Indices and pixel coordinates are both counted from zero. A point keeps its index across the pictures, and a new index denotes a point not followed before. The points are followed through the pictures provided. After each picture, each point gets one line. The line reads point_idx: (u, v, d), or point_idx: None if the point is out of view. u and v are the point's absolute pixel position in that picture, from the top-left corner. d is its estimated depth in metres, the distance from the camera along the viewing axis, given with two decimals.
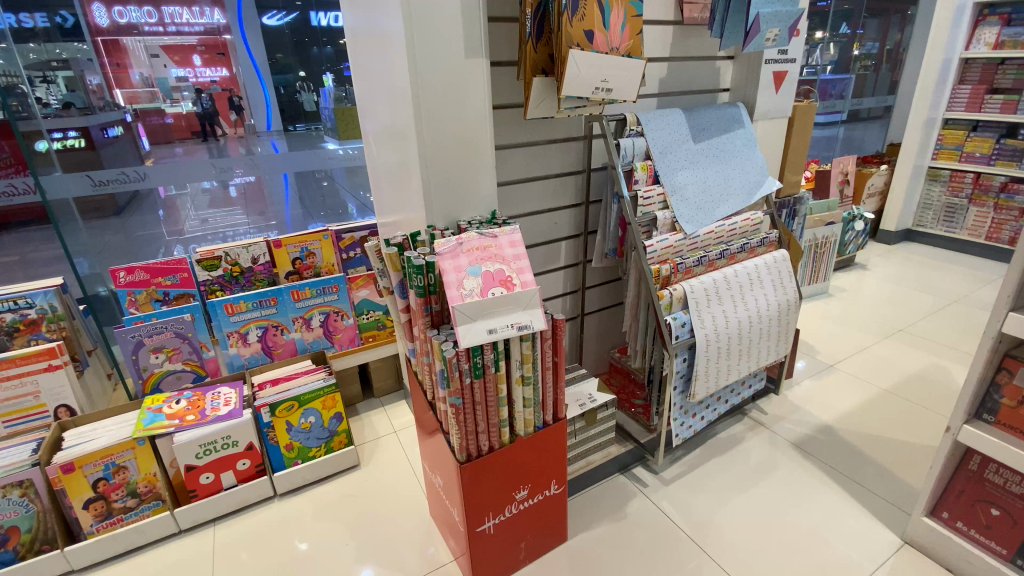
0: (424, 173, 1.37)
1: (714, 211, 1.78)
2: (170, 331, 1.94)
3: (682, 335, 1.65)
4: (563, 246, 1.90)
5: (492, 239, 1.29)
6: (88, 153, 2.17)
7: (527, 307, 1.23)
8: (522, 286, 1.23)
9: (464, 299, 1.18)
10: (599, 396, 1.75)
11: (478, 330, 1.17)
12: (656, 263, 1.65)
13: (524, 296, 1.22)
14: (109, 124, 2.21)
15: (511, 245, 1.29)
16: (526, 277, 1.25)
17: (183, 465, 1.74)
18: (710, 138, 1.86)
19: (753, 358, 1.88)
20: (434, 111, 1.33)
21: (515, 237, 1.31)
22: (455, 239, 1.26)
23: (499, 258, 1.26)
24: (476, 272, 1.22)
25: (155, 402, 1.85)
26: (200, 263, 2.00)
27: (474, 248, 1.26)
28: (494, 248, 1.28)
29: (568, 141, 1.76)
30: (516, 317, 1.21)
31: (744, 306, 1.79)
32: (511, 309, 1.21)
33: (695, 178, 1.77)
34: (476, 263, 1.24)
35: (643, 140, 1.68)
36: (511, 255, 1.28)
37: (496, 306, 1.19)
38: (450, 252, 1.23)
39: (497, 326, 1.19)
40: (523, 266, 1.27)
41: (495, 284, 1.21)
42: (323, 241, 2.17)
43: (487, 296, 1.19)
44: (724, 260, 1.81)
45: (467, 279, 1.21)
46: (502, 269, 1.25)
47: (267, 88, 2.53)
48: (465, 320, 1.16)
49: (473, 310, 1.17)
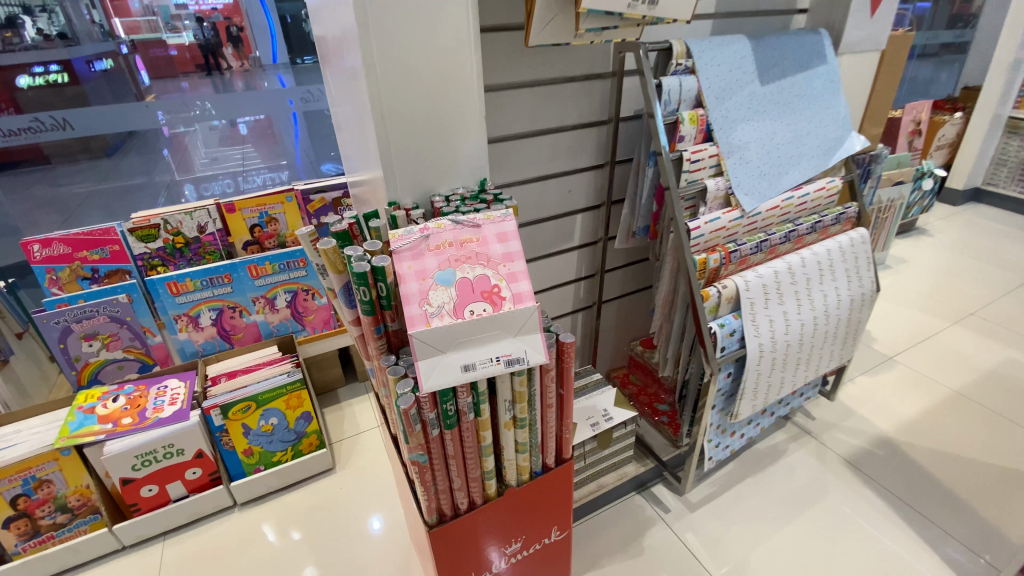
0: (380, 125, 0.95)
1: (780, 179, 1.34)
2: (104, 315, 1.63)
3: (731, 346, 1.27)
4: (579, 220, 1.49)
5: (474, 229, 0.90)
6: (74, 88, 1.87)
7: (520, 333, 0.86)
8: (514, 302, 0.85)
9: (429, 321, 0.82)
10: (616, 413, 1.39)
11: (449, 366, 0.82)
12: (703, 252, 1.25)
13: (517, 318, 0.84)
14: (98, 55, 1.93)
15: (501, 239, 0.90)
16: (519, 287, 0.87)
17: (118, 478, 1.48)
18: (781, 76, 1.37)
19: (812, 367, 1.50)
20: (391, 31, 0.89)
21: (506, 226, 0.91)
22: (420, 229, 0.88)
23: (481, 259, 0.88)
24: (447, 281, 0.85)
25: (88, 398, 1.57)
26: (133, 232, 1.63)
27: (447, 245, 0.88)
28: (476, 244, 0.89)
29: (590, 81, 1.31)
30: (504, 348, 0.84)
31: (809, 306, 1.39)
32: (497, 336, 0.85)
33: (759, 133, 1.32)
34: (449, 266, 0.87)
35: (693, 79, 1.22)
36: (501, 254, 0.89)
37: (475, 334, 0.83)
38: (412, 249, 0.86)
39: (477, 362, 0.83)
40: (518, 272, 0.88)
41: (474, 299, 0.85)
42: (287, 204, 1.79)
43: (462, 317, 0.83)
44: (789, 244, 1.39)
45: (434, 290, 0.84)
46: (485, 275, 0.87)
47: (270, 13, 2.08)
48: (431, 353, 0.82)
49: (441, 340, 0.82)
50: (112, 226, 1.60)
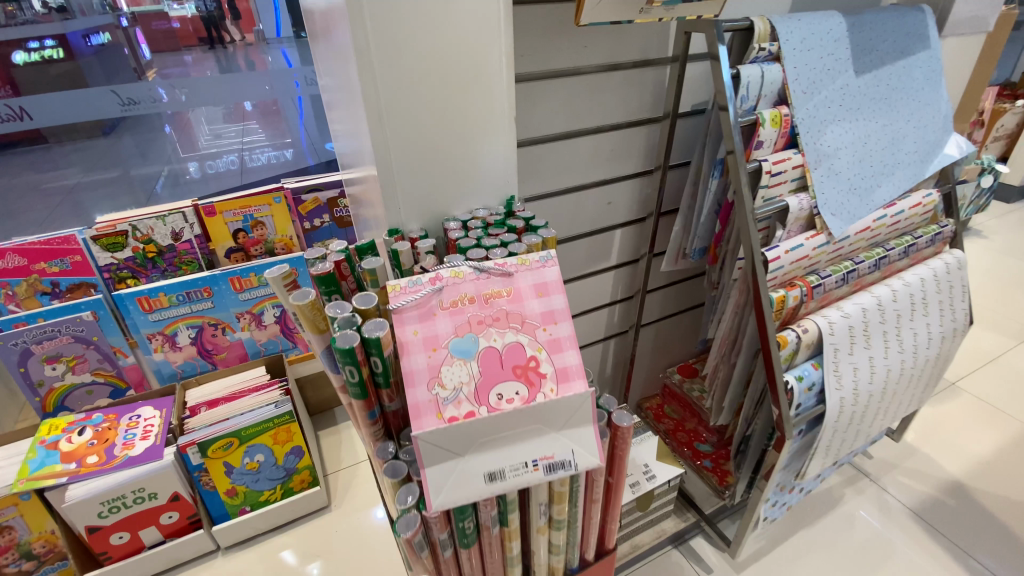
0: (377, 130, 0.72)
1: (873, 193, 1.09)
2: (67, 335, 1.41)
3: (807, 403, 1.05)
4: (618, 236, 1.25)
5: (504, 278, 0.66)
6: (66, 63, 1.56)
7: (565, 427, 0.63)
8: (557, 383, 0.62)
9: (441, 411, 0.60)
10: (657, 469, 1.18)
11: (468, 475, 0.60)
12: (780, 287, 1.01)
13: (562, 408, 0.62)
14: (95, 30, 1.64)
15: (540, 292, 0.66)
16: (565, 361, 0.64)
17: (83, 527, 1.28)
18: (877, 64, 1.11)
19: (890, 414, 1.27)
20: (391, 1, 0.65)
21: (545, 275, 0.67)
22: (431, 279, 0.65)
23: (513, 321, 0.64)
24: (466, 353, 0.62)
25: (52, 430, 1.36)
26: (96, 241, 1.40)
27: (467, 300, 0.65)
28: (507, 299, 0.65)
29: (641, 69, 1.05)
30: (545, 449, 0.62)
31: (897, 349, 1.16)
32: (536, 432, 0.62)
33: (850, 136, 1.06)
34: (469, 331, 0.63)
35: (778, 68, 0.96)
36: (540, 312, 0.65)
37: (504, 429, 0.60)
38: (419, 309, 0.63)
39: (507, 468, 0.61)
40: (562, 339, 0.65)
41: (503, 378, 0.62)
42: (275, 206, 1.55)
43: (486, 406, 0.60)
44: (877, 273, 1.15)
45: (448, 366, 0.62)
46: (518, 344, 0.63)
47: None
48: (446, 459, 0.60)
49: (458, 441, 0.60)
50: (72, 234, 1.37)
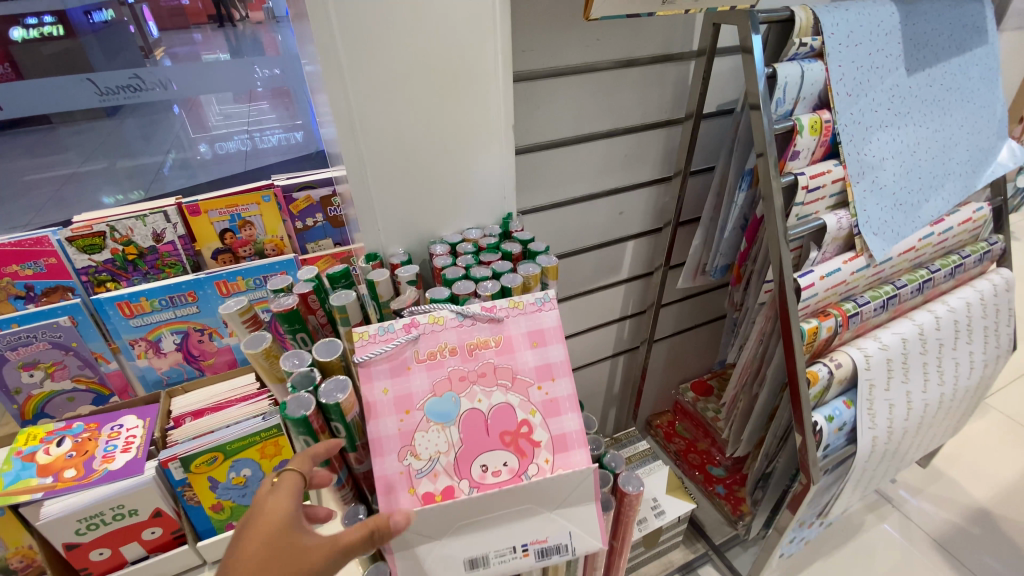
0: (349, 141, 0.65)
1: (921, 209, 0.96)
2: (43, 341, 1.34)
3: (835, 444, 0.94)
4: (630, 248, 1.14)
5: (492, 325, 0.61)
6: (65, 41, 1.39)
7: (561, 506, 0.58)
8: (553, 452, 0.57)
9: (413, 486, 0.54)
10: (667, 504, 1.09)
11: (447, 563, 0.56)
12: (812, 316, 0.90)
13: (562, 488, 0.56)
14: (98, 7, 1.47)
15: (534, 341, 0.61)
16: (563, 426, 0.58)
17: (60, 544, 1.21)
18: (932, 61, 0.97)
19: (925, 447, 1.16)
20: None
21: (536, 323, 0.62)
22: (404, 326, 0.60)
23: (502, 377, 0.59)
24: (444, 416, 0.57)
25: (30, 440, 1.29)
26: (72, 243, 1.33)
27: (447, 351, 0.60)
28: (495, 349, 0.60)
29: (660, 65, 0.93)
30: (537, 532, 0.57)
31: (938, 381, 1.04)
32: (527, 512, 0.57)
33: (897, 144, 0.94)
34: (449, 389, 0.58)
35: (820, 66, 0.84)
36: (535, 367, 0.60)
37: (489, 508, 0.55)
38: (390, 363, 0.58)
39: (491, 554, 0.57)
40: (561, 399, 0.59)
41: (489, 447, 0.56)
42: (264, 205, 1.46)
43: (468, 479, 0.55)
44: (920, 296, 1.04)
45: (423, 431, 0.56)
46: (508, 405, 0.58)
47: None
48: (422, 544, 0.55)
49: (433, 525, 0.54)
50: (45, 235, 1.30)
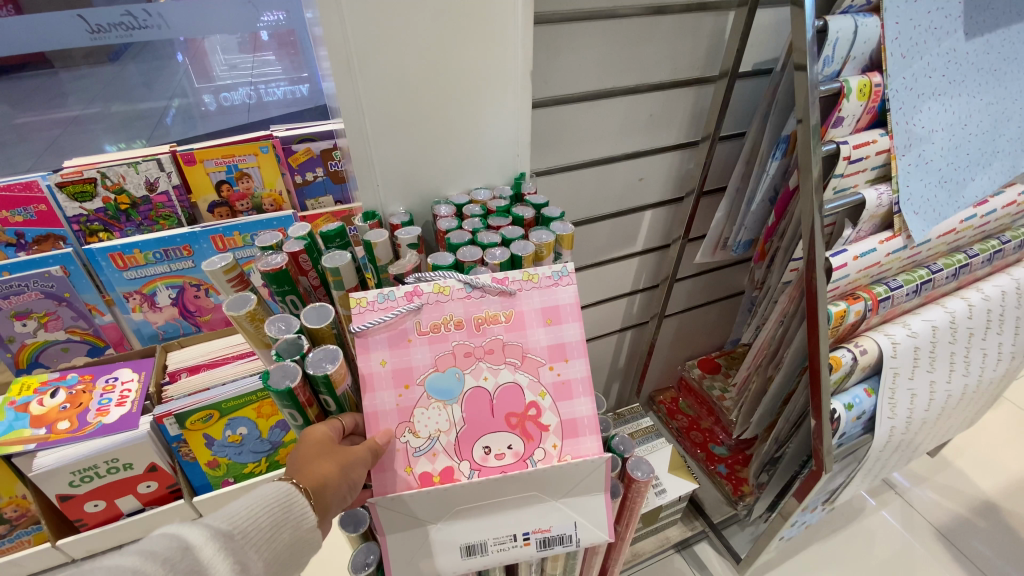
0: (345, 82, 0.57)
1: (966, 188, 0.89)
2: (35, 290, 1.30)
3: (852, 432, 0.90)
4: (647, 218, 1.08)
5: (502, 298, 0.58)
6: None
7: (567, 495, 0.58)
8: (561, 437, 0.57)
9: (411, 465, 0.54)
10: (669, 486, 1.06)
11: (445, 547, 0.56)
12: (841, 298, 0.85)
13: (571, 477, 0.56)
14: None
15: (548, 319, 0.58)
16: (575, 411, 0.58)
17: (54, 495, 1.21)
18: (992, 25, 0.88)
19: (938, 438, 1.12)
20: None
21: (550, 299, 0.59)
22: (405, 295, 0.56)
23: (511, 355, 0.57)
24: (446, 394, 0.55)
25: (24, 390, 1.27)
26: (62, 189, 1.27)
27: (452, 325, 0.56)
28: (504, 325, 0.57)
29: (695, 14, 0.84)
30: (540, 521, 0.58)
31: (963, 373, 0.98)
32: (532, 499, 0.57)
33: (948, 116, 0.85)
34: (452, 365, 0.56)
35: (875, 23, 0.75)
36: (547, 346, 0.58)
37: (492, 490, 0.54)
38: (389, 334, 0.55)
39: (489, 541, 0.57)
40: (573, 382, 0.58)
41: (494, 429, 0.56)
42: (262, 156, 1.38)
43: (469, 461, 0.55)
44: (953, 282, 0.98)
45: (423, 408, 0.55)
46: (516, 385, 0.57)
47: None
48: (418, 527, 0.55)
49: (429, 510, 0.54)
50: (34, 179, 1.24)
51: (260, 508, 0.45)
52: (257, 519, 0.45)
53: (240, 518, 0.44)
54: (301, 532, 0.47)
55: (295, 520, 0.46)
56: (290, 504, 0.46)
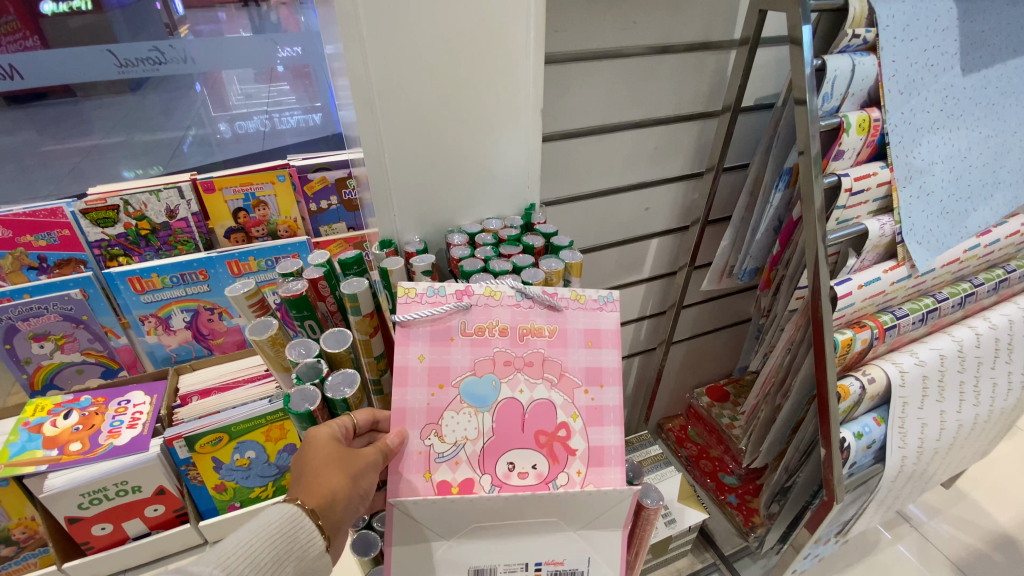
0: (367, 119, 0.61)
1: (968, 219, 0.90)
2: (54, 313, 1.34)
3: (862, 463, 0.90)
4: (654, 246, 1.10)
5: (549, 313, 0.59)
6: (92, 17, 1.58)
7: (585, 527, 0.58)
8: (587, 465, 0.57)
9: (430, 471, 0.55)
10: (678, 514, 1.06)
11: (453, 568, 0.57)
12: (847, 327, 0.86)
13: (594, 506, 0.56)
14: None
15: (589, 341, 0.59)
16: (603, 438, 0.58)
17: (63, 517, 1.21)
18: (989, 62, 0.91)
19: (951, 469, 1.10)
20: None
21: (594, 322, 0.60)
22: (456, 293, 0.58)
23: (549, 371, 0.58)
24: (480, 400, 0.57)
25: (38, 411, 1.28)
26: (85, 215, 1.32)
27: (497, 330, 0.58)
28: (547, 340, 0.59)
29: (699, 53, 0.88)
30: (554, 553, 0.58)
31: (973, 403, 0.98)
32: (551, 526, 0.57)
33: (948, 149, 0.88)
34: (491, 371, 0.57)
35: (872, 61, 0.78)
36: (584, 368, 0.59)
37: (510, 509, 0.55)
38: (432, 329, 0.57)
39: (500, 567, 0.58)
40: (605, 409, 0.58)
41: (522, 444, 0.57)
42: (278, 184, 1.43)
43: (490, 475, 0.56)
44: (959, 311, 0.98)
45: (453, 412, 0.56)
46: (550, 402, 0.58)
47: None
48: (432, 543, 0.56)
49: (445, 525, 0.56)
50: (60, 206, 1.29)
51: (262, 540, 0.46)
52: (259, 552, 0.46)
53: (238, 556, 0.45)
54: (309, 554, 0.49)
55: (300, 549, 0.48)
56: (294, 532, 0.48)
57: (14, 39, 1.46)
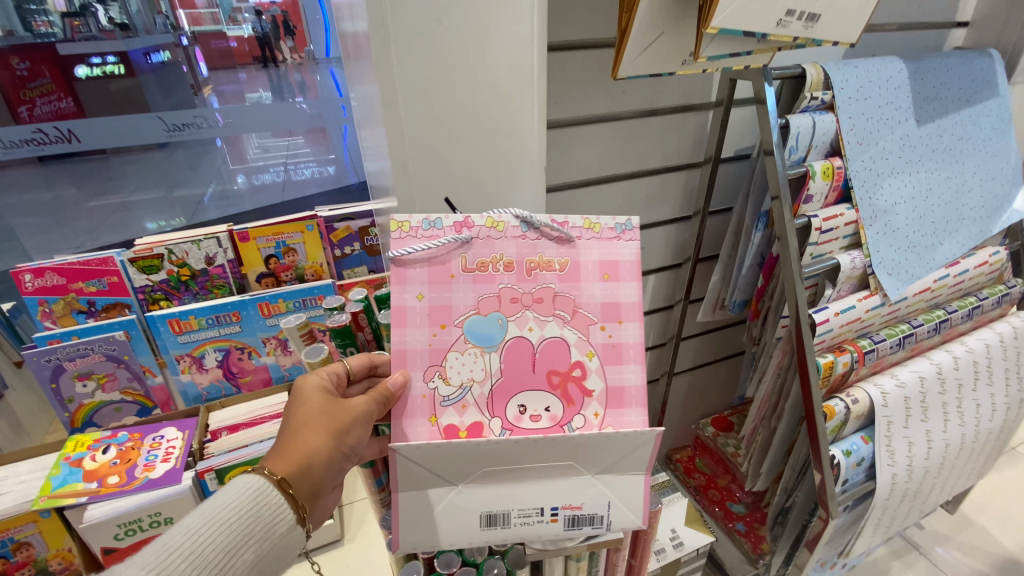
0: (401, 177, 0.73)
1: (934, 251, 1.00)
2: (99, 353, 1.44)
3: (854, 479, 0.96)
4: (651, 282, 1.20)
5: (559, 245, 0.64)
6: (128, 80, 2.16)
7: (603, 472, 0.65)
8: (604, 406, 0.64)
9: (436, 416, 0.62)
10: (685, 535, 1.11)
11: (466, 512, 0.64)
12: (828, 352, 0.94)
13: (619, 448, 0.63)
14: (155, 49, 2.23)
15: (605, 274, 0.64)
16: (622, 377, 0.64)
17: (99, 548, 1.28)
18: (942, 112, 1.03)
19: (948, 490, 1.14)
20: (418, 31, 0.64)
21: (601, 255, 0.64)
22: (454, 225, 0.62)
23: (560, 308, 0.64)
24: (486, 339, 0.63)
25: (79, 446, 1.37)
26: (133, 263, 1.45)
27: (501, 265, 0.63)
28: (557, 273, 0.64)
29: (681, 114, 1.01)
30: (570, 498, 0.65)
31: (958, 422, 1.04)
32: (569, 470, 0.64)
33: (909, 189, 0.98)
34: (495, 309, 0.63)
35: (831, 118, 0.90)
36: (601, 304, 0.64)
37: (524, 449, 0.61)
38: (431, 269, 0.62)
39: (513, 513, 0.65)
40: (624, 345, 0.64)
41: (533, 384, 0.63)
42: (307, 233, 1.56)
43: (502, 418, 0.62)
44: (937, 336, 1.07)
45: (457, 353, 0.62)
46: (562, 339, 0.64)
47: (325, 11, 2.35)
48: (443, 490, 0.63)
49: (454, 471, 0.62)
50: (111, 255, 1.43)
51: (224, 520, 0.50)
52: (222, 531, 0.50)
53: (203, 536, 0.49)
54: (273, 528, 0.53)
55: (265, 527, 0.53)
56: (253, 508, 0.52)
57: (50, 99, 2.05)
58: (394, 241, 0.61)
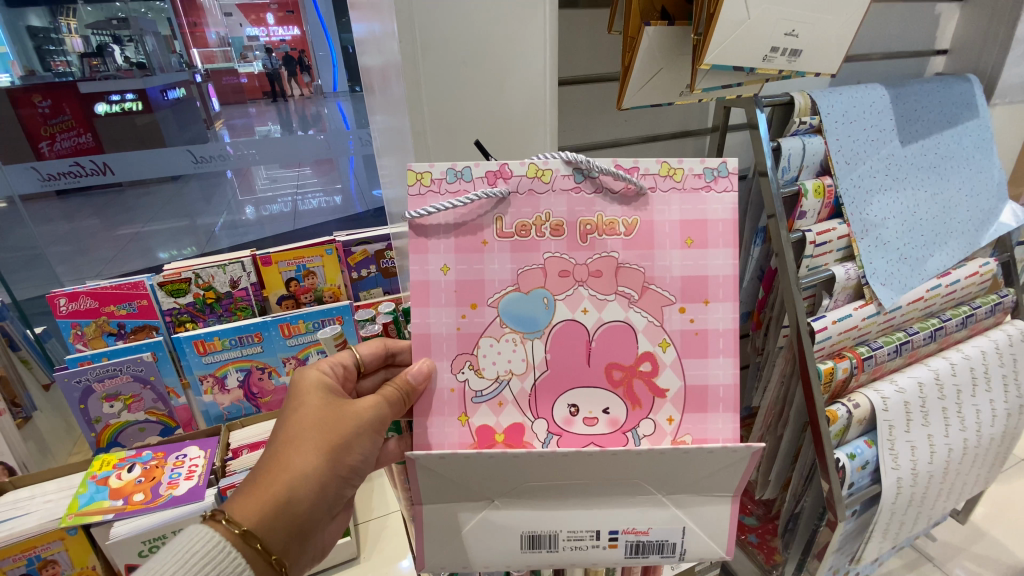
0: None
1: (926, 262, 1.06)
2: (127, 374, 1.49)
3: (860, 483, 0.99)
4: None
5: (625, 208, 0.61)
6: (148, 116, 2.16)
7: (674, 492, 0.65)
8: (684, 405, 0.63)
9: (466, 416, 0.64)
10: None
11: (510, 532, 0.66)
12: (828, 359, 0.99)
13: (713, 463, 0.62)
14: (171, 86, 2.23)
15: (689, 239, 0.62)
16: (709, 376, 0.63)
17: (122, 564, 1.31)
18: (925, 133, 1.10)
19: (955, 496, 1.17)
20: (445, 69, 0.72)
21: (669, 215, 0.62)
22: (486, 176, 0.60)
23: (628, 283, 0.62)
24: (532, 319, 0.62)
25: (105, 465, 1.41)
26: (161, 286, 1.52)
27: (550, 228, 0.61)
28: (624, 237, 0.62)
29: (681, 139, 1.10)
30: (635, 523, 0.66)
31: (959, 427, 1.07)
32: (641, 492, 0.65)
33: (898, 206, 1.05)
34: (542, 286, 0.62)
35: (819, 141, 0.98)
36: (681, 278, 0.62)
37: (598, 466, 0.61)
38: (457, 238, 0.62)
39: (563, 536, 0.66)
40: (710, 331, 0.63)
41: (598, 371, 0.63)
42: (326, 257, 1.63)
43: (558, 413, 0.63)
44: (934, 343, 1.12)
45: (496, 334, 0.62)
46: (629, 322, 0.63)
47: (334, 47, 2.50)
48: (476, 507, 0.65)
49: (491, 488, 0.64)
50: (141, 280, 1.50)
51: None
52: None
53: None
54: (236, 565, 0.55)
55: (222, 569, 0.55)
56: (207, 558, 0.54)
57: (70, 136, 2.10)
58: (414, 198, 0.60)
